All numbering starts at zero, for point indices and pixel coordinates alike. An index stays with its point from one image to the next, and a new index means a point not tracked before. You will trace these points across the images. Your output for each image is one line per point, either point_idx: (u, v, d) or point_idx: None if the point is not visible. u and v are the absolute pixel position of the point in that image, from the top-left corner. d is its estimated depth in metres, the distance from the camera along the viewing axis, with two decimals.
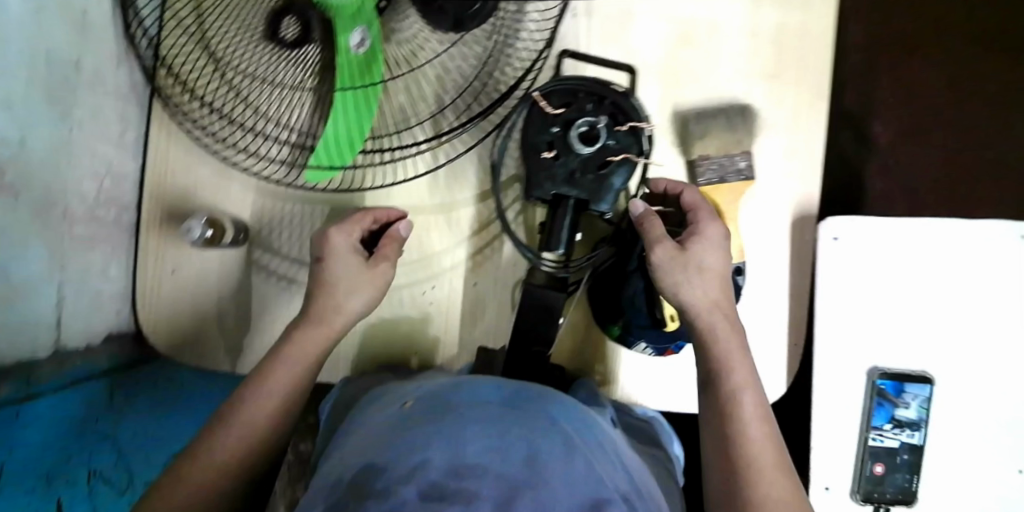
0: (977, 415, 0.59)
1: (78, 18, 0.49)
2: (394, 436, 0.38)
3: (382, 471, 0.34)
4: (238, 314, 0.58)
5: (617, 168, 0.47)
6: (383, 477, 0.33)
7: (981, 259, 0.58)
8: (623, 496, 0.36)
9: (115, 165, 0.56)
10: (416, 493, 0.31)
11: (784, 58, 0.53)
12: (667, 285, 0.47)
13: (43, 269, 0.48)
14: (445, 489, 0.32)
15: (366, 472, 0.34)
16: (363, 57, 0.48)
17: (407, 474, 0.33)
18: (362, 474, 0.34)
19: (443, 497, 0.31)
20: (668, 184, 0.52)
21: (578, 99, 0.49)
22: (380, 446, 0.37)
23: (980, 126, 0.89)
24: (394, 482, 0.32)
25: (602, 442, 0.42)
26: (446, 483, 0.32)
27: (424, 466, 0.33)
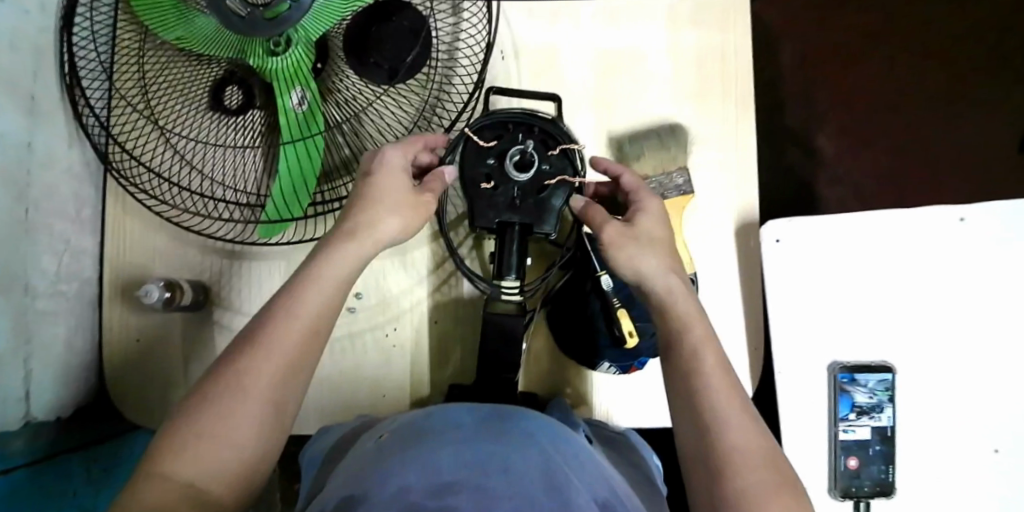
0: (941, 399, 0.60)
1: (27, 104, 0.51)
2: (373, 464, 0.38)
3: (362, 500, 0.34)
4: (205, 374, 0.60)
5: (554, 190, 0.50)
6: (365, 505, 0.34)
7: (924, 248, 0.60)
8: (600, 500, 0.36)
9: (74, 240, 0.57)
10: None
11: (704, 78, 0.58)
12: (620, 260, 0.46)
13: (8, 344, 0.50)
14: (423, 508, 0.32)
15: (345, 503, 0.35)
16: (303, 115, 0.50)
17: (389, 499, 0.34)
18: (341, 507, 0.35)
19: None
20: (608, 164, 0.51)
21: (508, 131, 0.51)
22: (359, 473, 0.38)
23: (922, 115, 0.92)
24: (377, 507, 0.33)
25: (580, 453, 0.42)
26: (424, 503, 0.33)
27: (404, 490, 0.34)
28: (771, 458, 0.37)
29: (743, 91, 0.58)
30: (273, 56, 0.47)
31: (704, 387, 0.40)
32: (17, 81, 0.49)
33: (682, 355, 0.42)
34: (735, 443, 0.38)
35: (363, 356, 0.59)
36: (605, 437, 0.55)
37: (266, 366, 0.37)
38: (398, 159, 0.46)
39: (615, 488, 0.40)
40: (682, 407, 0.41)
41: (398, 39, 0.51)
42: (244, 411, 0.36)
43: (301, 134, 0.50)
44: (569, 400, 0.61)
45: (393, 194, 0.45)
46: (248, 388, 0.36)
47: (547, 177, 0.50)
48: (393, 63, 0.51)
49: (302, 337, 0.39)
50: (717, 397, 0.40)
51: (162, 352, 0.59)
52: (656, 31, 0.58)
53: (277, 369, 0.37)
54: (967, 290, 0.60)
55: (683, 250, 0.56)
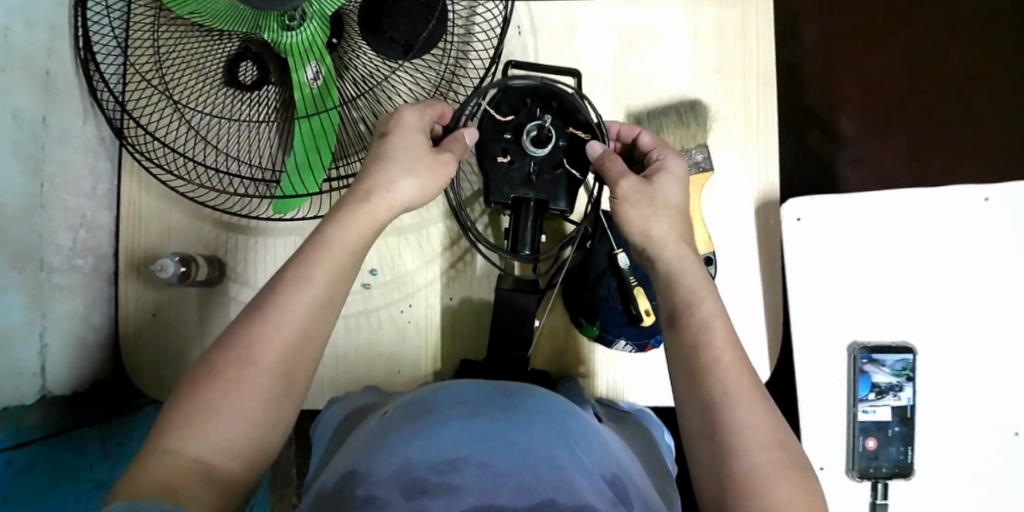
0: (961, 381, 0.59)
1: (42, 79, 0.50)
2: (377, 440, 0.38)
3: (364, 478, 0.34)
4: None
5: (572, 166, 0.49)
6: (365, 483, 0.33)
7: (945, 228, 0.59)
8: (608, 479, 0.36)
9: (89, 216, 0.57)
10: (399, 492, 0.32)
11: (726, 53, 0.57)
12: (635, 222, 0.45)
13: (23, 318, 0.50)
14: (426, 483, 0.33)
15: (348, 479, 0.35)
16: (318, 91, 0.49)
17: (392, 477, 0.33)
18: (342, 484, 0.34)
19: (425, 491, 0.32)
20: (621, 129, 0.52)
21: (526, 105, 0.50)
22: (361, 451, 0.37)
23: (941, 99, 0.90)
24: (378, 485, 0.33)
25: (589, 429, 0.41)
26: (427, 479, 0.33)
27: (407, 467, 0.34)
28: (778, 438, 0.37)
29: (765, 67, 0.57)
30: (289, 31, 0.46)
31: (713, 365, 0.38)
32: (32, 55, 0.49)
33: (687, 332, 0.40)
34: (742, 426, 0.36)
35: (376, 331, 0.59)
36: (615, 415, 0.55)
37: (280, 335, 0.37)
38: (416, 120, 0.45)
39: (623, 465, 0.40)
40: (687, 385, 0.39)
41: (412, 14, 0.49)
42: (259, 380, 0.36)
43: (316, 109, 0.50)
44: (580, 378, 0.61)
45: (408, 154, 0.44)
46: (262, 357, 0.36)
47: (564, 153, 0.49)
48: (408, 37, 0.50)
49: (316, 312, 0.38)
50: (726, 376, 0.38)
51: (176, 328, 0.60)
52: (677, 6, 0.57)
53: (293, 339, 0.37)
54: (992, 270, 0.59)
55: (700, 228, 0.55)
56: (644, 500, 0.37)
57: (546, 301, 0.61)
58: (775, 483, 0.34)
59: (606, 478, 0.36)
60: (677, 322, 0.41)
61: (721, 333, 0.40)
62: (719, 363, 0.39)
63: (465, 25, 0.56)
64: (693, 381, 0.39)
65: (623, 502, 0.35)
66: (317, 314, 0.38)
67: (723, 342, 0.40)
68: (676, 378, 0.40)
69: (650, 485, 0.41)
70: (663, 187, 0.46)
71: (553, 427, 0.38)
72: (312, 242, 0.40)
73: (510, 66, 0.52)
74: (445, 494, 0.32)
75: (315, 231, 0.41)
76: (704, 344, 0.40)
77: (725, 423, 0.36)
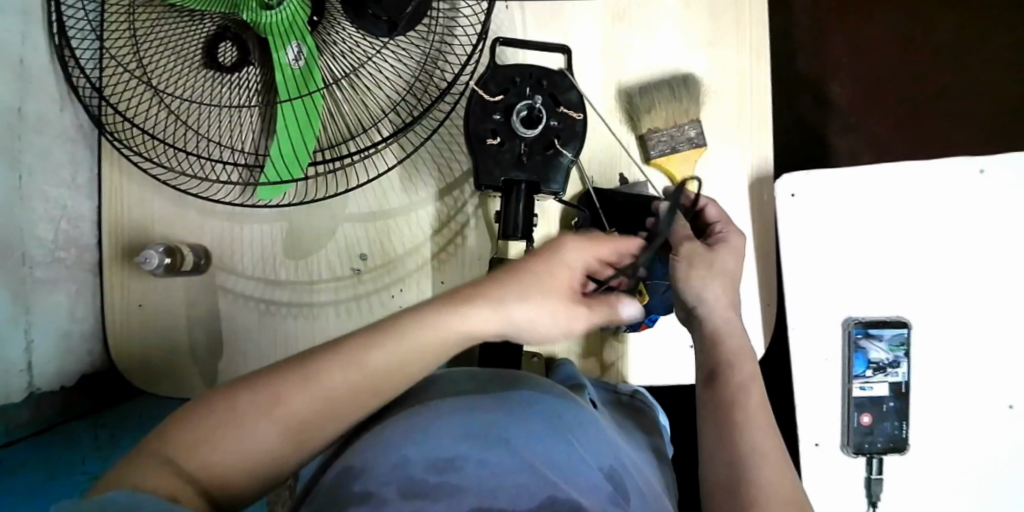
0: (956, 355, 0.59)
1: (15, 66, 0.49)
2: (374, 429, 0.37)
3: (360, 472, 0.33)
4: (210, 339, 0.59)
5: (564, 147, 0.48)
6: (363, 478, 0.33)
7: (942, 199, 0.59)
8: (606, 471, 0.37)
9: (70, 206, 0.56)
10: (397, 490, 0.32)
11: (719, 25, 0.56)
12: None
13: (8, 314, 0.49)
14: (424, 487, 0.33)
15: (345, 472, 0.34)
16: (300, 71, 0.48)
17: (389, 471, 0.33)
18: (340, 476, 0.34)
19: (424, 495, 0.33)
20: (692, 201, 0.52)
21: (516, 85, 0.48)
22: (361, 440, 0.37)
23: (935, 71, 0.89)
24: (377, 481, 0.33)
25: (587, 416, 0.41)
26: (425, 479, 0.33)
27: (405, 463, 0.34)
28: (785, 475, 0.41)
29: (759, 37, 0.56)
30: (267, 10, 0.45)
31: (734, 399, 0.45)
32: (3, 41, 0.47)
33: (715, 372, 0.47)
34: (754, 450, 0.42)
35: (367, 317, 0.59)
36: (613, 400, 0.53)
37: None
38: (580, 258, 0.38)
39: (620, 452, 0.40)
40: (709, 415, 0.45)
41: None
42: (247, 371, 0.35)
43: (300, 92, 0.49)
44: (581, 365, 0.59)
45: (551, 290, 0.36)
46: None
47: (556, 134, 0.48)
48: (392, 14, 0.47)
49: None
50: (748, 412, 0.44)
51: (163, 320, 0.59)
52: None
53: None
54: (989, 242, 0.58)
55: None
56: (642, 493, 0.38)
57: None
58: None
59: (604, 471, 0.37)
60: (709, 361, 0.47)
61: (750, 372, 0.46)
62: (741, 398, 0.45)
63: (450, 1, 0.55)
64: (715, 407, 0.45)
65: (618, 494, 0.36)
66: None
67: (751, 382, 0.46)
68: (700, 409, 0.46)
69: (648, 474, 0.41)
70: (722, 258, 0.48)
71: (552, 419, 0.38)
72: None
73: (498, 44, 0.50)
74: (444, 496, 0.33)
75: None
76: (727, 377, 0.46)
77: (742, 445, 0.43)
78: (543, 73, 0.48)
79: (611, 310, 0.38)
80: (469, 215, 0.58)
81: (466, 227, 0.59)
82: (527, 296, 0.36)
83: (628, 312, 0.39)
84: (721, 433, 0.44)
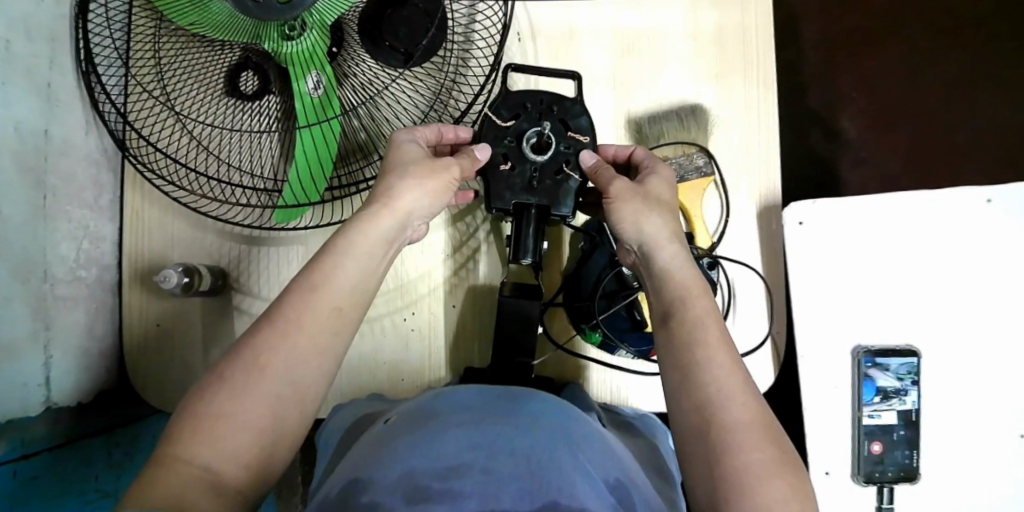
0: (966, 386, 0.59)
1: (43, 91, 0.51)
2: (379, 444, 0.38)
3: (367, 483, 0.34)
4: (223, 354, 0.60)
5: (573, 172, 0.48)
6: (369, 490, 0.33)
7: (949, 229, 0.59)
8: (615, 487, 0.36)
9: (92, 227, 0.57)
10: (403, 499, 0.32)
11: (725, 58, 0.57)
12: (627, 221, 0.44)
13: (29, 328, 0.50)
14: (429, 490, 0.32)
15: (352, 485, 0.34)
16: (319, 100, 0.49)
17: (395, 483, 0.33)
18: (346, 491, 0.34)
19: (427, 498, 0.32)
20: (616, 149, 0.51)
21: (526, 111, 0.49)
22: (367, 455, 0.37)
23: (942, 107, 0.90)
24: (381, 492, 0.33)
25: (592, 437, 0.40)
26: (430, 485, 0.33)
27: (410, 473, 0.33)
28: (758, 409, 0.36)
29: (766, 69, 0.57)
30: (289, 40, 0.46)
31: (699, 344, 0.38)
32: (32, 67, 0.49)
33: (672, 321, 0.40)
34: (722, 389, 0.36)
35: (377, 335, 0.59)
36: (624, 422, 0.54)
37: (281, 348, 0.37)
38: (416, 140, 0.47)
39: (626, 469, 0.39)
40: (675, 376, 0.38)
41: (412, 23, 0.50)
42: (259, 394, 0.35)
43: (317, 119, 0.50)
44: (541, 332, 0.59)
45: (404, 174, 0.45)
46: (265, 368, 0.36)
47: (565, 158, 0.49)
48: (409, 45, 0.50)
49: (321, 327, 0.39)
50: (715, 366, 0.37)
51: (177, 337, 0.60)
52: (676, 13, 0.57)
53: (299, 353, 0.37)
54: (995, 270, 0.58)
55: (699, 230, 0.57)
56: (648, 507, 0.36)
57: (550, 311, 0.60)
58: (770, 485, 0.32)
59: (610, 483, 0.36)
60: (667, 308, 0.41)
61: (700, 304, 0.40)
62: (699, 336, 0.38)
63: (465, 33, 0.57)
64: (677, 356, 0.38)
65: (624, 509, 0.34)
66: (320, 333, 0.38)
67: (709, 348, 0.38)
68: (661, 360, 0.40)
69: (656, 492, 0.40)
70: (655, 188, 0.46)
71: (558, 435, 0.37)
72: (325, 252, 0.41)
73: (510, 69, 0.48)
74: (448, 503, 0.31)
75: (333, 245, 0.42)
76: (683, 315, 0.40)
77: (705, 387, 0.36)
78: (552, 98, 0.49)
79: (470, 158, 0.47)
80: (480, 240, 0.60)
81: (477, 252, 0.60)
82: (403, 186, 0.44)
83: (478, 154, 0.47)
84: (690, 372, 0.37)
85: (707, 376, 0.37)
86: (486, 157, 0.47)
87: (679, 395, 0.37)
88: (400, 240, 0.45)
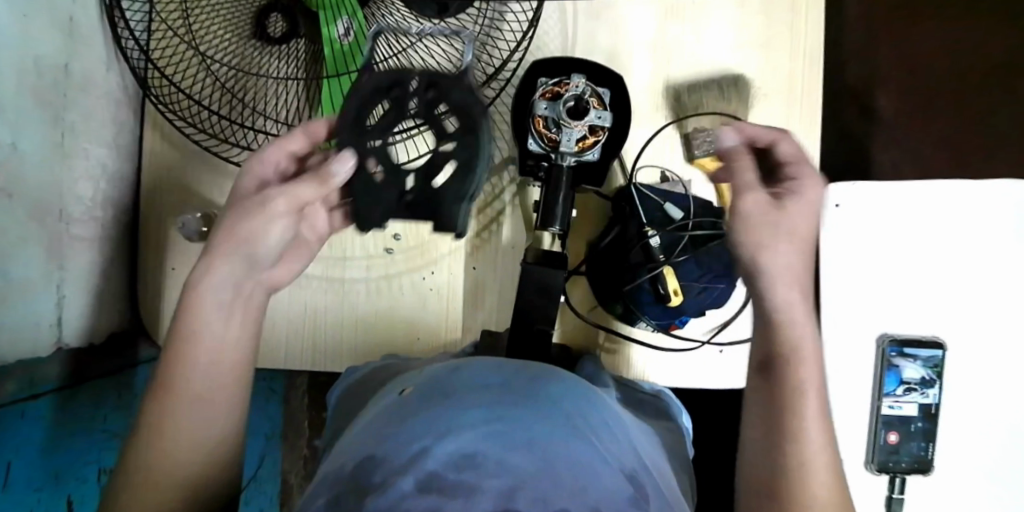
0: (992, 382, 0.58)
1: (65, 24, 0.49)
2: (393, 424, 0.35)
3: (380, 463, 0.31)
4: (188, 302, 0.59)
5: (463, 186, 0.36)
6: (380, 469, 0.30)
7: (992, 220, 0.57)
8: (629, 474, 0.34)
9: (110, 166, 0.56)
10: (412, 482, 0.28)
11: (773, 27, 0.55)
12: None
13: (42, 270, 0.49)
14: (443, 481, 0.28)
15: (365, 464, 0.32)
16: (347, 47, 0.47)
17: (404, 464, 0.30)
18: (360, 467, 0.32)
19: (440, 488, 0.28)
20: (757, 130, 0.40)
21: (388, 98, 0.35)
22: (380, 433, 0.35)
23: (987, 91, 0.87)
24: (390, 472, 0.30)
25: (608, 422, 0.38)
26: (444, 475, 0.29)
27: (421, 456, 0.30)
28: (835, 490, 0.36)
29: (812, 42, 0.55)
30: None
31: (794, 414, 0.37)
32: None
33: (772, 378, 0.39)
34: (805, 461, 0.36)
35: (354, 276, 0.58)
36: (641, 400, 0.53)
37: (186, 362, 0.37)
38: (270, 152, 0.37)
39: (640, 454, 0.38)
40: (763, 428, 0.38)
41: None
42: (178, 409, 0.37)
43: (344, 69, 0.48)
44: (563, 300, 0.58)
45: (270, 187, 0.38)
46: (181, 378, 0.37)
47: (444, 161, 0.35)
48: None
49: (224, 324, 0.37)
50: (805, 437, 0.37)
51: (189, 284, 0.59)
52: None
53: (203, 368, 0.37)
54: None
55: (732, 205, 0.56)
56: (661, 493, 0.35)
57: (572, 278, 0.59)
58: None
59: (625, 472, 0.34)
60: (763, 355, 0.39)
61: (809, 372, 0.38)
62: (798, 406, 0.37)
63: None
64: (774, 418, 0.38)
65: (641, 499, 0.32)
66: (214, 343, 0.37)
67: (809, 428, 0.37)
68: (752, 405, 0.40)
69: (671, 483, 0.38)
70: (793, 212, 0.37)
71: (572, 419, 0.35)
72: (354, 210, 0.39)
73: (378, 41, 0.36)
74: (460, 493, 0.27)
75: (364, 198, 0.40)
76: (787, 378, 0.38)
77: (787, 456, 0.37)
78: (427, 81, 0.35)
79: (318, 177, 0.34)
80: (505, 203, 0.58)
81: (501, 215, 0.58)
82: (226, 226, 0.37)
83: (335, 171, 0.34)
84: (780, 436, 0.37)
85: (793, 449, 0.37)
86: (346, 170, 0.34)
87: (763, 442, 0.38)
88: (256, 284, 0.38)
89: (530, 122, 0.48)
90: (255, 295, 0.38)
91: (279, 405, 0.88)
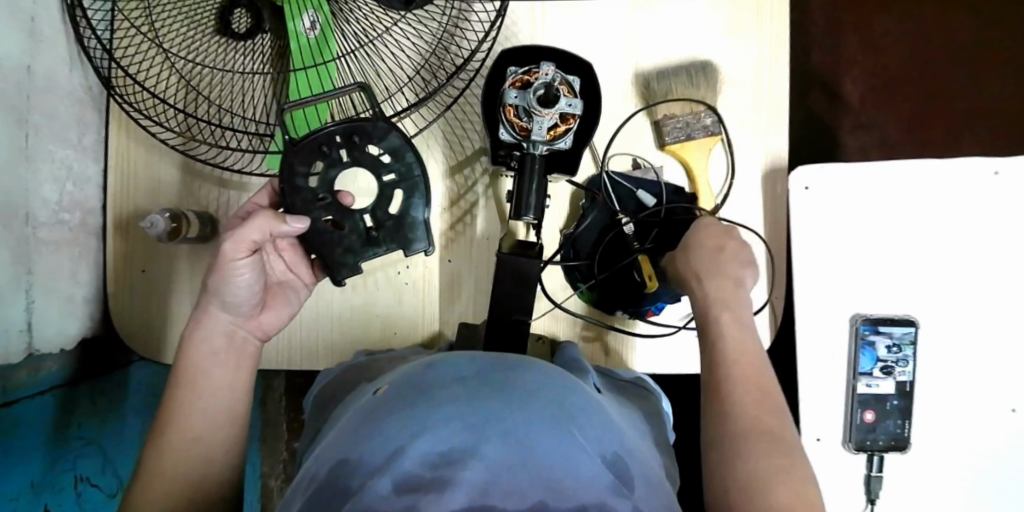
0: (960, 357, 0.59)
1: (26, 23, 0.48)
2: (370, 421, 0.34)
3: (357, 466, 0.30)
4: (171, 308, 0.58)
5: (408, 203, 0.42)
6: (357, 473, 0.29)
7: (955, 199, 0.58)
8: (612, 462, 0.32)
9: (76, 168, 0.55)
10: (389, 484, 0.27)
11: (738, 12, 0.55)
12: None
13: (10, 274, 0.48)
14: (421, 480, 0.27)
15: (341, 468, 0.30)
16: (315, 41, 0.47)
17: (382, 464, 0.29)
18: (334, 472, 0.30)
19: (418, 487, 0.27)
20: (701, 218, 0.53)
21: (326, 151, 0.41)
22: (355, 434, 0.33)
23: (947, 75, 0.89)
24: (369, 475, 0.29)
25: (591, 406, 0.37)
26: (421, 474, 0.28)
27: (398, 455, 0.29)
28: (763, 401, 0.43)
29: (778, 26, 0.55)
30: None
31: (723, 367, 0.44)
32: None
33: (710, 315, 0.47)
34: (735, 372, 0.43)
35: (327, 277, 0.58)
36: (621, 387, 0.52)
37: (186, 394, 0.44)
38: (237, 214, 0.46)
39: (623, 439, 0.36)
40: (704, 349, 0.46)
41: None
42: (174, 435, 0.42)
43: (313, 61, 0.48)
44: (540, 291, 0.58)
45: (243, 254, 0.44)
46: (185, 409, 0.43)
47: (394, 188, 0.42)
48: None
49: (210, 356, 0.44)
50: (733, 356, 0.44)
51: (164, 286, 0.58)
52: None
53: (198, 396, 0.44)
54: (998, 241, 0.58)
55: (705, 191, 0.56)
56: (647, 479, 0.34)
57: (549, 267, 0.58)
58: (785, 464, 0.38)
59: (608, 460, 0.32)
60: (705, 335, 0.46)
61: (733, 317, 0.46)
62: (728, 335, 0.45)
63: None
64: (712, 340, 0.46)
65: (624, 486, 0.31)
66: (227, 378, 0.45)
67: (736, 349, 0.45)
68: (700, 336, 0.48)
69: (659, 473, 0.37)
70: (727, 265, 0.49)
71: (548, 406, 0.33)
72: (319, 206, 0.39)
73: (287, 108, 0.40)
74: (439, 491, 0.26)
75: None
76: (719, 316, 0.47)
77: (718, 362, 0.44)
78: (349, 127, 0.40)
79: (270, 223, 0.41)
80: (479, 195, 0.58)
81: (475, 206, 0.58)
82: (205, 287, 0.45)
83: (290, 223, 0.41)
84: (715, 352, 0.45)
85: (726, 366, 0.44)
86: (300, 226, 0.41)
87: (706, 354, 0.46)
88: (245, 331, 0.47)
89: (502, 112, 0.47)
90: (247, 343, 0.47)
91: (258, 408, 0.87)
